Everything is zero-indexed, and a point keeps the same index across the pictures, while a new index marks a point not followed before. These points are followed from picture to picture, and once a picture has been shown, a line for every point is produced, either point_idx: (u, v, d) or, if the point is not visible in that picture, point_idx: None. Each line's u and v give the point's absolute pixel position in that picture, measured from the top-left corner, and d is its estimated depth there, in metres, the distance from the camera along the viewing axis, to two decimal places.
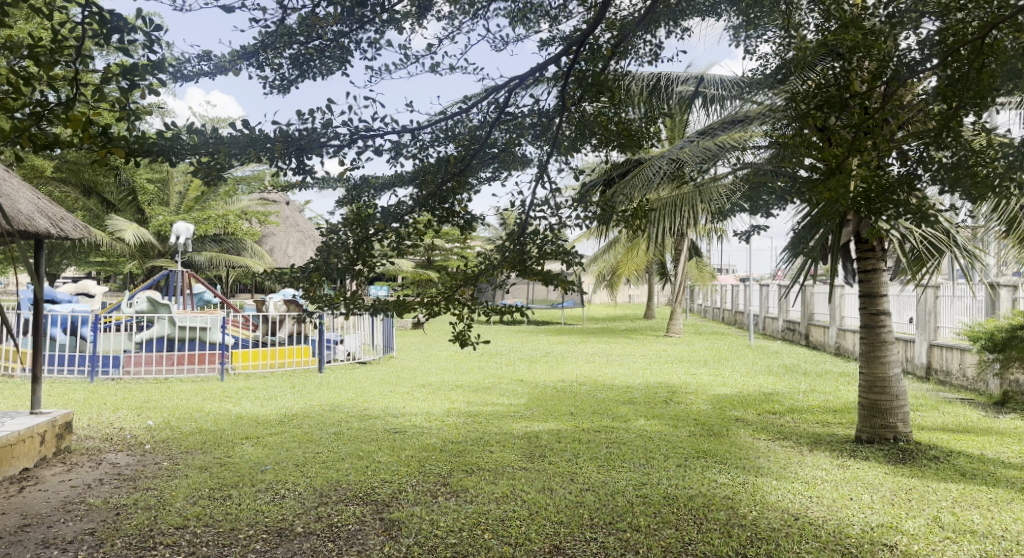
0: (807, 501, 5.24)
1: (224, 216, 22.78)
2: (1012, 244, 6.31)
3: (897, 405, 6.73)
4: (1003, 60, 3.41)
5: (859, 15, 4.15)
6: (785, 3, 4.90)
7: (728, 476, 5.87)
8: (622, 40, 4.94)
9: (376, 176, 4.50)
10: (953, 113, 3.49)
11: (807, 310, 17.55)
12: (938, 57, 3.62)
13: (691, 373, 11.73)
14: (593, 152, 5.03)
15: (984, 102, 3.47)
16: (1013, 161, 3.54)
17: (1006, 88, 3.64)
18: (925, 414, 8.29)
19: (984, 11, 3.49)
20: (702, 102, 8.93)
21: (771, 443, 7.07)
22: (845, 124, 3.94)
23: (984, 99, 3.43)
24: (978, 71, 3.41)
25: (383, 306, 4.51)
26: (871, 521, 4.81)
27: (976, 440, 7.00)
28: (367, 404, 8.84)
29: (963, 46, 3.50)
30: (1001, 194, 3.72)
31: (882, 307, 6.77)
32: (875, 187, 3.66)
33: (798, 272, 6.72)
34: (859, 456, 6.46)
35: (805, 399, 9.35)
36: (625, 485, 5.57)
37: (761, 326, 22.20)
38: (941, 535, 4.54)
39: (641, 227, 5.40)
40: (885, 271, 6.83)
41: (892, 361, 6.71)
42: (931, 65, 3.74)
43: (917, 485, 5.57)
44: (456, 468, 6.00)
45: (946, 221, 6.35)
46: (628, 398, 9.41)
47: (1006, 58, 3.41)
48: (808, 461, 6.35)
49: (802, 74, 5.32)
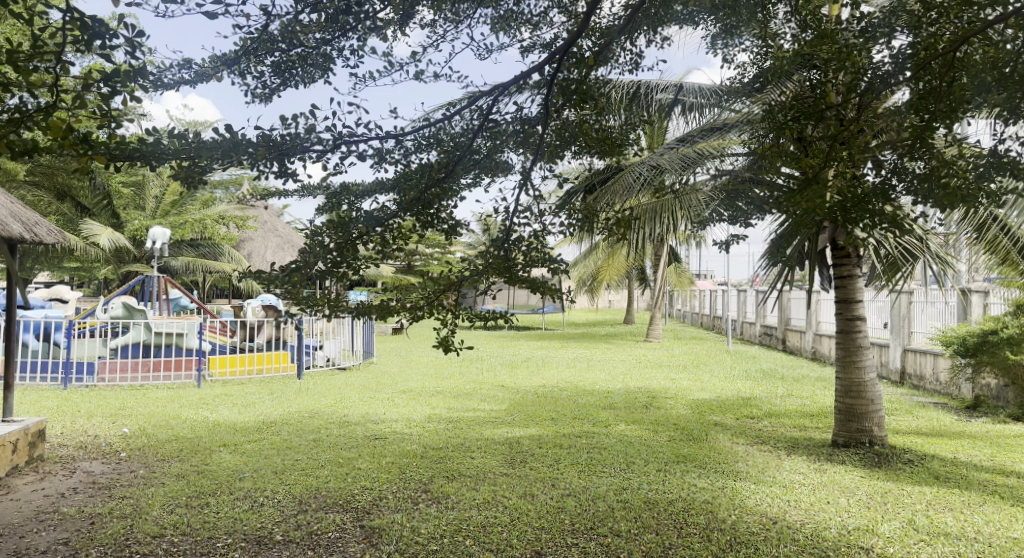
0: (785, 505, 5.31)
1: (201, 220, 22.55)
2: (984, 249, 6.44)
3: (871, 409, 6.82)
4: (973, 74, 3.52)
5: (834, 28, 4.25)
6: (763, 15, 5.01)
7: (708, 481, 5.93)
8: (605, 48, 5.01)
9: (357, 183, 4.50)
10: (926, 125, 3.59)
11: (784, 315, 17.82)
12: (911, 71, 3.72)
13: (670, 378, 11.83)
14: (575, 160, 5.07)
15: (956, 115, 3.58)
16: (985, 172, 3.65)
17: (976, 102, 3.74)
18: (900, 418, 8.44)
19: (955, 24, 3.59)
20: (681, 110, 9.12)
21: (750, 448, 7.15)
22: (822, 134, 4.04)
23: (955, 113, 3.54)
24: (950, 84, 3.52)
25: (365, 310, 4.50)
26: (848, 524, 4.88)
27: (949, 444, 7.13)
28: (347, 410, 8.79)
29: (935, 59, 3.60)
30: (973, 204, 3.82)
31: (858, 313, 6.88)
32: (852, 198, 3.78)
33: (776, 278, 6.81)
34: (835, 460, 6.55)
35: (783, 403, 9.46)
36: (605, 490, 5.60)
37: (739, 330, 22.45)
38: (917, 538, 4.61)
39: (623, 233, 5.45)
40: (861, 278, 6.95)
41: (868, 366, 6.82)
42: (904, 78, 3.84)
43: (892, 488, 5.66)
44: (437, 474, 5.99)
45: (920, 228, 6.47)
46: (609, 403, 9.46)
47: (976, 72, 3.52)
48: (786, 465, 6.43)
49: (780, 83, 5.43)
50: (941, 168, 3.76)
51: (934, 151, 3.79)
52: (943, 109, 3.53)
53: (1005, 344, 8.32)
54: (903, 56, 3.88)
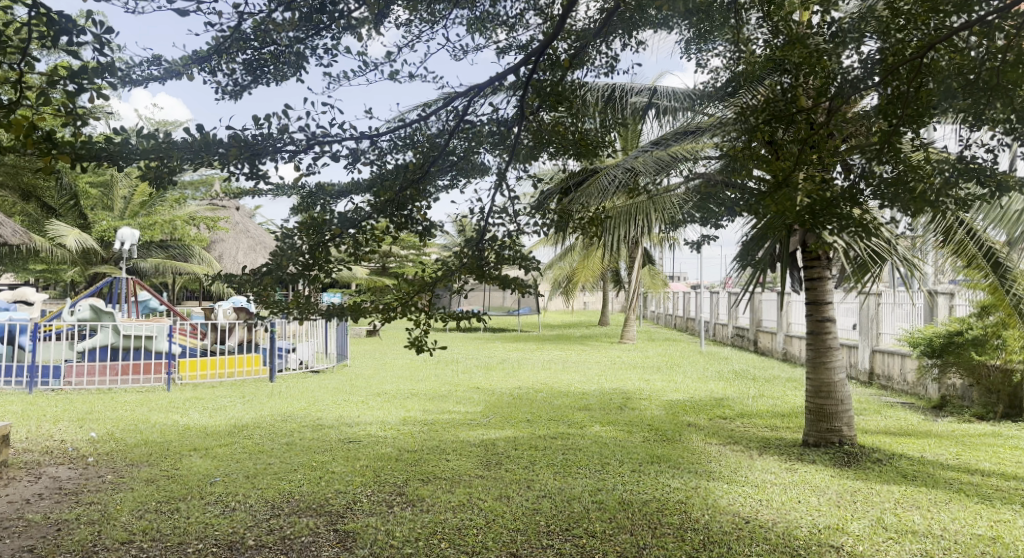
0: (758, 505, 5.37)
1: (171, 221, 22.21)
2: (950, 251, 6.62)
3: (841, 409, 6.94)
4: (939, 80, 3.62)
5: (805, 33, 4.33)
6: (735, 19, 5.10)
7: (681, 481, 5.97)
8: (580, 50, 5.05)
9: (332, 184, 4.46)
10: (893, 130, 3.69)
11: (755, 317, 18.07)
12: (880, 75, 3.80)
13: (645, 379, 11.92)
14: (551, 161, 5.09)
15: (923, 120, 3.68)
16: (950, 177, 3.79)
17: (941, 108, 3.83)
18: (869, 418, 8.59)
19: (922, 31, 3.68)
20: (655, 113, 9.24)
21: (723, 448, 7.22)
22: (792, 138, 4.10)
23: (922, 118, 3.64)
24: (917, 90, 3.62)
25: (338, 312, 4.45)
26: (819, 523, 4.96)
27: (916, 443, 7.28)
28: (321, 414, 8.71)
29: (903, 65, 3.69)
30: (938, 207, 3.91)
31: (828, 315, 7.00)
32: (820, 201, 3.84)
33: (748, 281, 6.90)
34: (806, 459, 6.65)
35: (754, 404, 9.59)
36: (581, 491, 5.61)
37: (711, 332, 22.71)
38: (885, 536, 4.70)
39: (598, 234, 5.50)
40: (831, 280, 7.08)
41: (837, 366, 6.94)
42: (873, 83, 3.92)
43: (861, 487, 5.77)
44: (412, 477, 5.95)
45: (888, 231, 6.62)
46: (584, 405, 9.50)
47: (941, 78, 3.61)
48: (758, 465, 6.52)
49: (751, 88, 5.53)
50: (908, 173, 3.86)
51: (901, 155, 3.86)
52: (909, 114, 3.63)
53: (969, 345, 8.51)
54: (872, 61, 3.95)
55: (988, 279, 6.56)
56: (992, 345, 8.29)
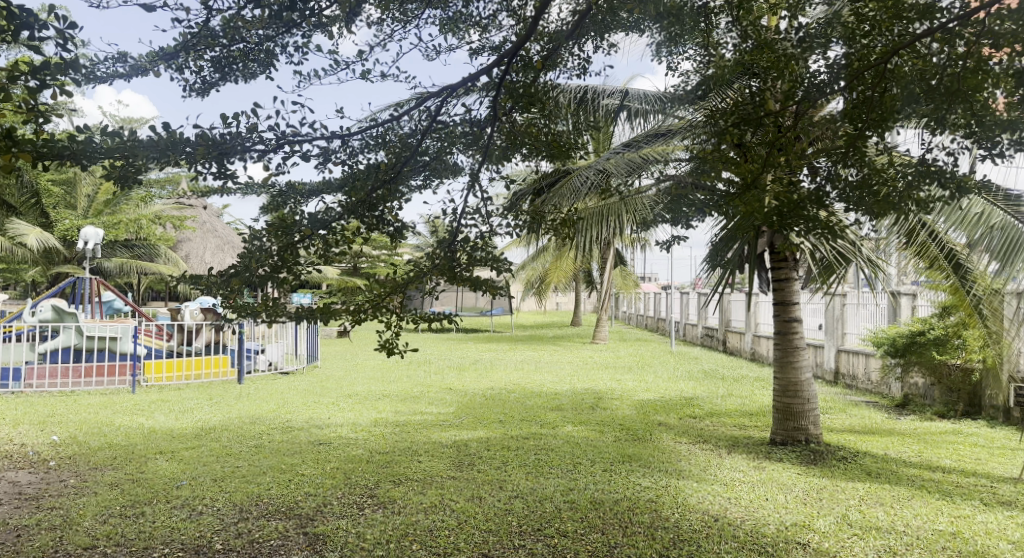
0: (726, 502, 5.45)
1: (136, 220, 21.78)
2: (912, 254, 6.80)
3: (807, 408, 7.08)
4: (902, 86, 3.74)
5: (773, 38, 4.41)
6: (706, 24, 5.17)
7: (652, 480, 6.04)
8: (553, 53, 5.09)
9: (302, 183, 4.42)
10: (858, 134, 3.79)
11: (724, 317, 18.31)
12: (846, 80, 3.90)
13: (616, 379, 12.01)
14: (524, 163, 5.11)
15: (887, 124, 3.78)
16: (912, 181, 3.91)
17: (904, 114, 3.93)
18: (834, 417, 8.77)
19: (886, 37, 3.78)
20: (627, 116, 9.32)
21: (693, 447, 7.30)
22: (759, 140, 4.17)
23: (886, 122, 3.76)
24: (882, 95, 3.74)
25: (308, 314, 4.41)
26: (786, 520, 5.05)
27: (880, 441, 7.45)
28: (290, 416, 8.61)
29: (868, 70, 3.79)
30: (901, 211, 4.01)
31: (795, 315, 7.13)
32: (788, 204, 3.92)
33: (718, 282, 6.99)
34: (774, 458, 6.76)
35: (723, 403, 9.73)
36: (553, 491, 5.64)
37: (681, 333, 22.97)
38: (850, 532, 4.80)
39: (570, 235, 5.54)
40: (797, 280, 7.21)
41: (804, 366, 7.08)
42: (839, 87, 4.02)
43: (827, 484, 5.89)
44: (383, 479, 5.92)
45: (852, 233, 6.78)
46: (556, 404, 9.54)
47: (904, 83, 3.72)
48: (727, 463, 6.61)
49: (721, 91, 5.61)
50: (873, 177, 3.96)
51: (866, 158, 3.96)
52: (874, 118, 3.75)
53: (930, 345, 8.73)
54: (838, 66, 4.04)
55: (948, 280, 6.75)
56: (952, 345, 8.53)
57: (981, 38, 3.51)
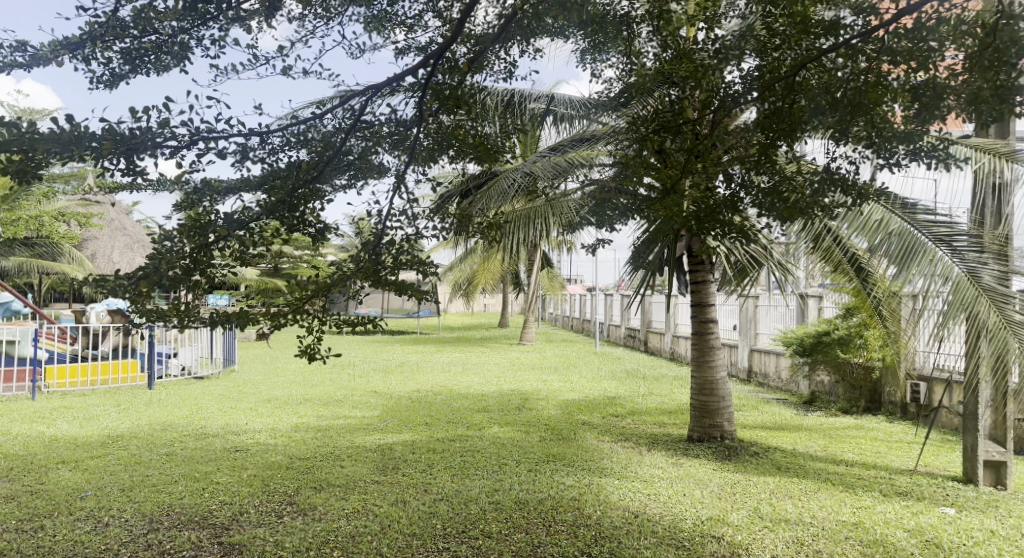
0: (646, 499, 5.60)
1: (37, 217, 20.45)
2: (818, 258, 7.17)
3: (722, 405, 7.36)
4: (809, 98, 3.93)
5: (691, 49, 4.58)
6: (628, 33, 5.31)
7: (575, 478, 6.14)
8: (479, 55, 5.11)
9: (218, 181, 4.27)
10: (769, 143, 3.97)
11: (646, 318, 18.81)
12: (758, 91, 4.08)
13: (542, 380, 12.15)
14: (450, 165, 5.10)
15: (795, 134, 3.98)
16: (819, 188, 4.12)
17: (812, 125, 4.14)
18: (748, 414, 9.15)
19: (795, 52, 3.99)
20: (553, 120, 9.45)
21: (615, 445, 7.46)
22: (678, 149, 4.30)
23: (795, 132, 3.95)
24: (791, 106, 3.93)
25: (224, 318, 4.26)
26: (702, 515, 5.23)
27: (789, 436, 7.83)
28: (205, 421, 8.29)
29: (778, 82, 4.00)
30: (809, 217, 4.23)
31: (712, 316, 7.40)
32: (705, 208, 4.19)
33: (640, 284, 7.17)
34: (691, 454, 7.00)
35: (644, 401, 9.99)
36: (478, 492, 5.65)
37: (605, 333, 23.44)
38: (761, 524, 5.03)
39: (496, 237, 5.58)
40: (714, 283, 7.49)
41: (719, 365, 7.35)
42: (752, 98, 4.20)
43: (740, 479, 6.14)
44: (304, 485, 5.78)
45: (765, 238, 7.10)
46: (482, 406, 9.57)
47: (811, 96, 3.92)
48: (647, 460, 6.80)
49: (643, 99, 5.76)
50: (783, 185, 4.14)
51: (777, 166, 4.14)
52: (782, 129, 3.94)
53: (835, 344, 9.22)
54: (751, 77, 4.22)
55: (851, 282, 7.16)
56: (855, 344, 9.05)
57: (881, 55, 3.78)
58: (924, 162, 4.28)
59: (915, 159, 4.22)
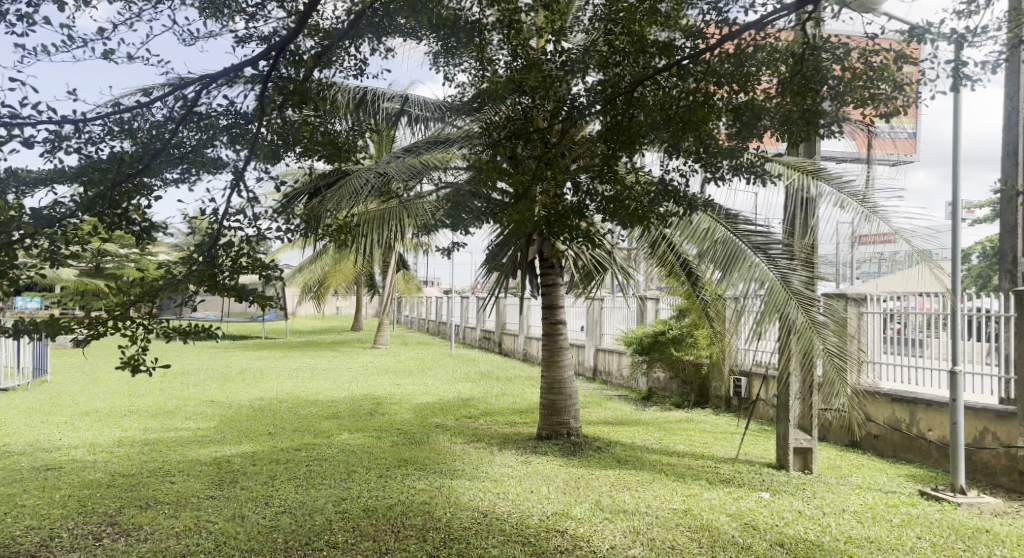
0: (495, 498, 5.69)
1: None
2: (656, 263, 7.64)
3: (569, 403, 7.64)
4: (647, 113, 4.17)
5: (540, 59, 4.71)
6: (479, 38, 5.38)
7: (426, 482, 6.11)
8: (327, 51, 4.96)
9: (25, 172, 3.84)
10: (611, 154, 4.21)
11: (500, 321, 19.16)
12: (601, 104, 4.30)
13: (396, 384, 11.99)
14: (296, 162, 4.90)
15: (635, 146, 4.22)
16: (655, 198, 4.38)
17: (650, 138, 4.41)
18: (594, 411, 9.59)
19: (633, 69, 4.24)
20: (407, 121, 9.38)
21: (467, 447, 7.52)
22: (530, 155, 4.59)
23: (633, 145, 4.18)
24: (630, 120, 4.16)
25: (29, 325, 3.81)
26: (547, 510, 5.40)
27: (630, 431, 8.30)
28: (9, 440, 7.36)
29: (618, 96, 4.23)
30: (647, 225, 4.49)
31: (560, 318, 7.68)
32: (554, 215, 4.28)
33: (494, 286, 7.27)
34: (539, 452, 7.21)
35: (497, 402, 10.16)
36: (323, 502, 5.46)
37: (461, 335, 23.59)
38: (602, 516, 5.27)
39: (345, 239, 5.44)
40: (563, 286, 7.77)
41: (567, 364, 7.63)
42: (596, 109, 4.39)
43: (584, 474, 6.41)
44: (128, 505, 5.30)
45: (610, 243, 7.47)
46: (331, 412, 9.28)
47: (648, 111, 4.16)
48: (497, 460, 6.91)
49: (494, 105, 5.86)
50: (625, 193, 4.36)
51: (618, 176, 4.37)
52: (623, 141, 4.17)
53: (670, 343, 9.91)
54: (595, 91, 4.42)
55: (685, 286, 7.71)
56: (688, 343, 9.78)
57: (707, 77, 4.12)
58: (745, 178, 4.59)
59: (737, 174, 4.53)
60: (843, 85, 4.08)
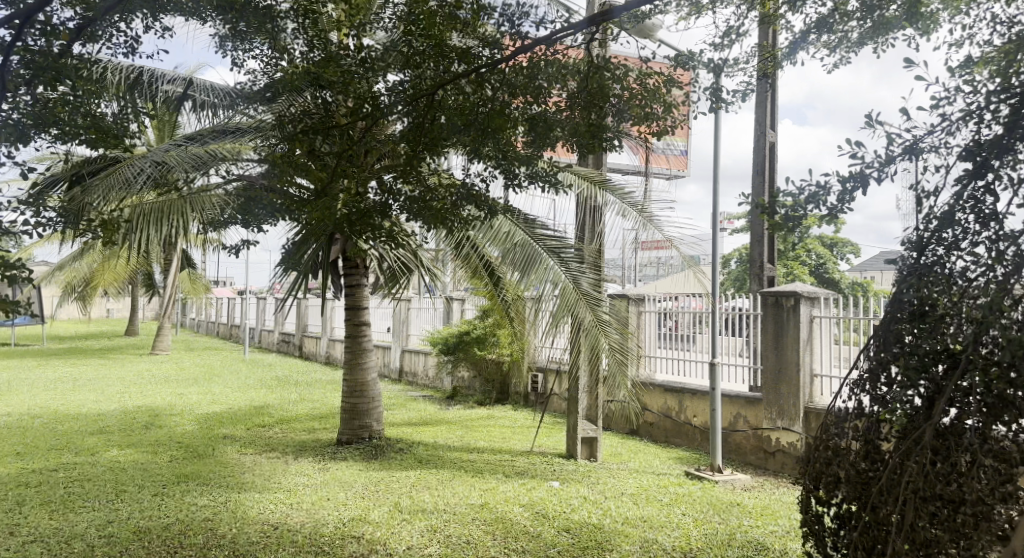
0: (288, 509, 5.42)
1: None
2: (460, 263, 7.75)
3: (371, 406, 7.51)
4: (449, 116, 4.21)
5: (337, 53, 4.54)
6: (272, 27, 5.09)
7: (210, 497, 5.65)
8: (89, 22, 4.39)
9: None
10: (415, 154, 4.23)
11: (300, 322, 18.35)
12: (404, 104, 4.25)
13: (178, 392, 10.97)
14: (50, 146, 4.27)
15: (437, 148, 4.26)
16: (457, 200, 4.44)
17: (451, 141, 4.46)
18: (396, 412, 9.53)
19: (435, 70, 4.23)
20: (192, 107, 8.63)
21: (258, 456, 7.08)
22: (331, 151, 4.45)
23: (435, 146, 4.23)
24: (432, 123, 4.19)
25: None
26: (344, 517, 5.25)
27: (432, 431, 8.37)
28: None
29: (420, 98, 4.21)
30: (449, 227, 4.56)
31: (364, 319, 7.52)
32: (356, 213, 4.19)
33: (293, 287, 6.94)
34: (338, 457, 7.01)
35: (294, 408, 9.71)
36: (83, 529, 4.83)
37: (256, 338, 22.21)
38: (400, 518, 5.24)
39: (115, 235, 4.86)
40: (368, 286, 7.62)
41: (370, 366, 7.50)
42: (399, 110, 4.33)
43: (384, 477, 6.33)
44: None
45: (414, 244, 7.45)
46: (98, 427, 8.25)
47: (450, 114, 4.21)
48: (292, 469, 6.59)
49: (289, 97, 5.57)
50: (429, 194, 4.40)
51: (422, 177, 4.39)
52: (427, 143, 4.21)
53: (473, 343, 10.16)
54: (397, 90, 4.33)
55: (487, 287, 7.89)
56: (489, 342, 10.09)
57: (504, 86, 4.26)
58: (540, 185, 4.71)
59: (534, 181, 4.65)
60: (622, 103, 4.45)
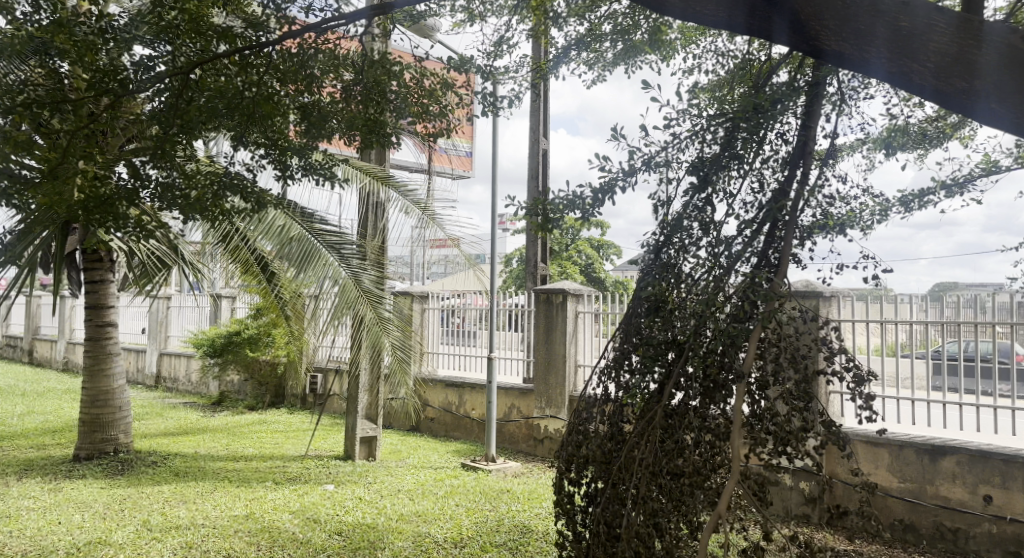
0: (4, 539, 4.64)
1: None
2: (228, 259, 7.11)
3: (117, 416, 6.73)
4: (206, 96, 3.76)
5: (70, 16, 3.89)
6: None
7: None
8: None
9: None
10: (165, 136, 3.71)
11: (31, 324, 15.90)
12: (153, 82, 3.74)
13: None
14: None
15: (194, 132, 3.78)
16: (218, 190, 3.99)
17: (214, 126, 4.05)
18: (150, 422, 8.64)
19: (192, 47, 3.85)
20: None
21: None
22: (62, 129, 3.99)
23: (191, 128, 3.73)
24: (186, 103, 3.72)
25: None
26: (78, 542, 4.62)
27: (192, 440, 7.70)
28: None
29: (174, 75, 3.73)
30: (210, 219, 4.13)
31: (109, 319, 6.69)
32: (94, 200, 3.67)
33: (17, 284, 5.94)
34: (74, 476, 6.16)
35: (18, 423, 8.36)
36: None
37: None
38: (148, 537, 4.73)
39: None
40: (114, 284, 6.85)
41: (117, 373, 6.72)
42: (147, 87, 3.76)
43: (131, 494, 5.68)
44: None
45: (172, 238, 6.72)
46: None
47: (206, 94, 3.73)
48: (12, 493, 5.66)
49: (8, 62, 4.75)
50: (184, 181, 3.92)
51: (176, 163, 3.86)
52: (180, 124, 3.72)
53: (243, 344, 9.56)
54: (145, 64, 3.76)
55: (261, 285, 7.35)
56: (261, 343, 9.57)
57: (273, 72, 4.00)
58: (314, 179, 4.29)
59: (307, 173, 4.25)
60: (400, 99, 4.38)
